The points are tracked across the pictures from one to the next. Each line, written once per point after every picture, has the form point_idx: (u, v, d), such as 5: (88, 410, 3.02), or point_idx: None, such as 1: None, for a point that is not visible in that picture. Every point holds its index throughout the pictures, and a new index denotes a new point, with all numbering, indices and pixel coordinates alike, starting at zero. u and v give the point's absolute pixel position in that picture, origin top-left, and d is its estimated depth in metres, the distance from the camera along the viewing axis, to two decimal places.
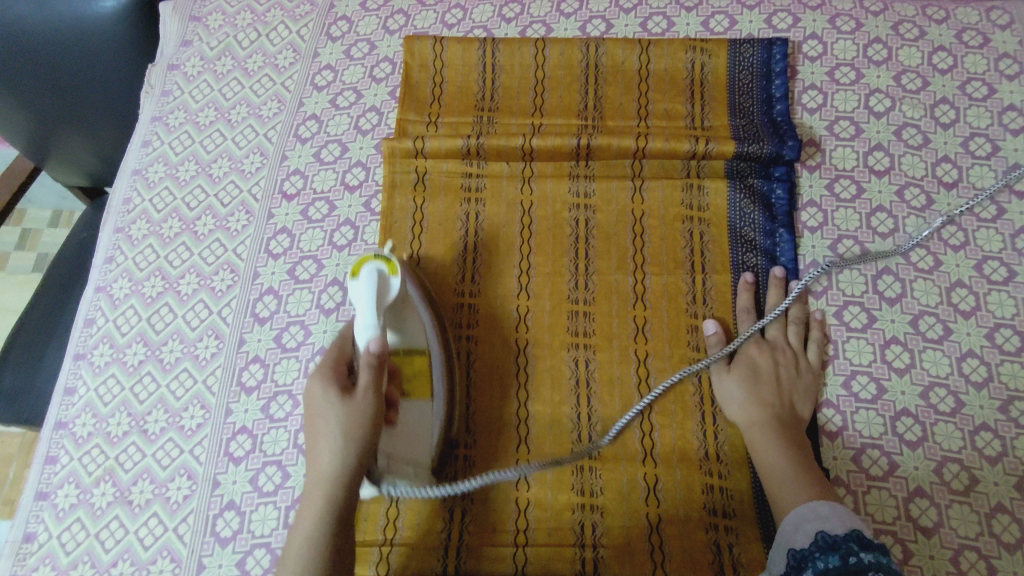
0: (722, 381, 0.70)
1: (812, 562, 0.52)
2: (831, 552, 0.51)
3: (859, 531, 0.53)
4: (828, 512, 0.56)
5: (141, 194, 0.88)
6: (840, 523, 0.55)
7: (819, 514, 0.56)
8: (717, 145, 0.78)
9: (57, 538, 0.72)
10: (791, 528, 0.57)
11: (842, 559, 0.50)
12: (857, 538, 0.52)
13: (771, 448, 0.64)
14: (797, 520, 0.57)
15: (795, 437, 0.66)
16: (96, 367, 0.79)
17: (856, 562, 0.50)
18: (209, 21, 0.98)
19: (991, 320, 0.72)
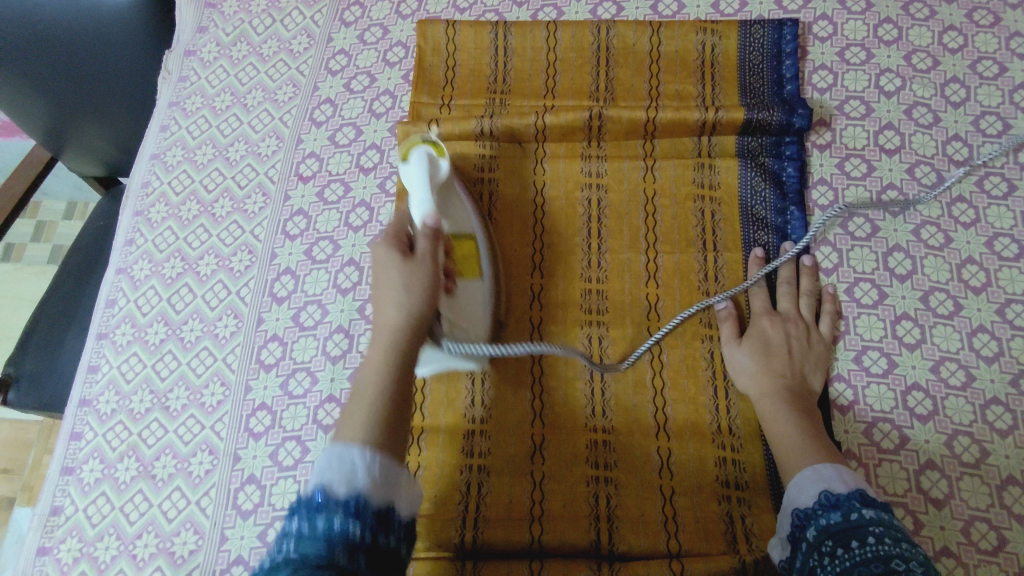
0: (733, 351, 0.71)
1: (815, 519, 0.55)
2: (833, 510, 0.54)
3: (862, 488, 0.56)
4: (830, 474, 0.57)
5: (160, 177, 0.90)
6: (843, 483, 0.56)
7: (822, 475, 0.57)
8: (727, 113, 0.78)
9: (83, 511, 0.73)
10: (795, 490, 0.58)
11: (843, 516, 0.53)
12: (859, 496, 0.54)
13: (781, 418, 0.65)
14: (801, 480, 0.58)
15: (805, 407, 0.66)
16: (118, 346, 0.81)
17: (857, 519, 0.52)
18: (224, 8, 1.00)
19: (1003, 296, 0.73)
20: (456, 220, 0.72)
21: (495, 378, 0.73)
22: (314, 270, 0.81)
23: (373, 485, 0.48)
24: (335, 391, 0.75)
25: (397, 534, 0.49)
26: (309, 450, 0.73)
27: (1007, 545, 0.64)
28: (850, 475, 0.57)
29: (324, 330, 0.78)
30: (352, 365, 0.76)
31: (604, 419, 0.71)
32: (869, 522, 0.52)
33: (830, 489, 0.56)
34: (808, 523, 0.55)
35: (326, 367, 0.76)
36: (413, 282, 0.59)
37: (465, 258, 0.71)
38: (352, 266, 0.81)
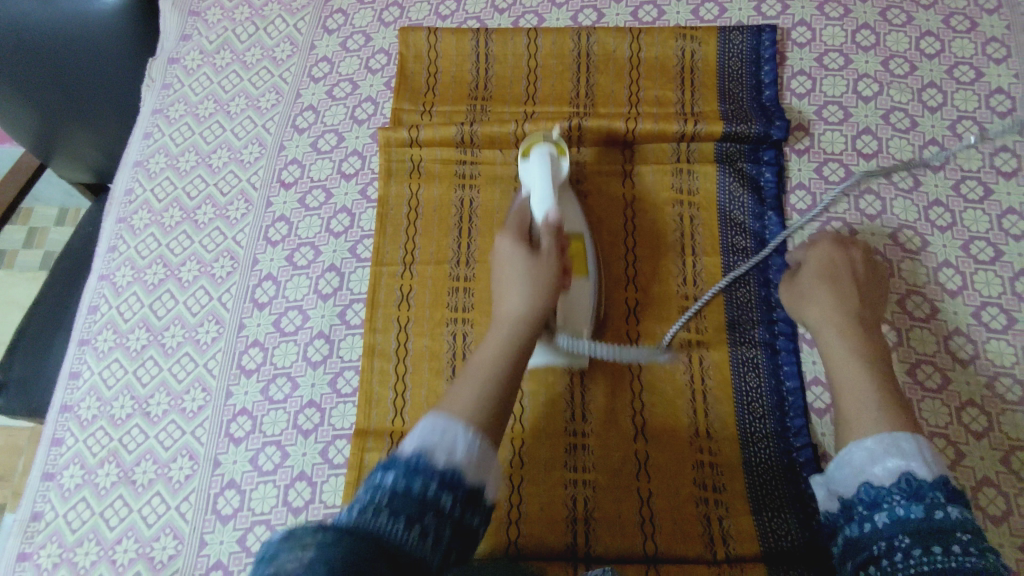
0: (804, 303, 0.69)
1: (891, 503, 0.54)
2: (915, 502, 0.53)
3: (936, 471, 0.55)
4: (913, 454, 0.55)
5: (143, 184, 0.90)
6: (926, 466, 0.55)
7: (904, 452, 0.56)
8: (706, 127, 0.80)
9: (63, 517, 0.74)
10: (865, 458, 0.57)
11: (926, 512, 0.53)
12: (938, 483, 0.54)
13: (846, 364, 0.63)
14: (880, 453, 0.56)
15: (875, 342, 0.65)
16: (100, 352, 0.81)
17: (949, 518, 0.52)
18: (208, 16, 1.00)
19: (978, 299, 0.73)
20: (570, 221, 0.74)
21: None
22: (296, 275, 0.81)
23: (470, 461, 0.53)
24: (315, 396, 0.76)
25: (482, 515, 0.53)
26: (289, 454, 0.73)
27: None
28: (926, 453, 0.56)
29: (304, 336, 0.78)
30: (332, 371, 0.77)
31: (583, 423, 0.71)
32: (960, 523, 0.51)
33: (914, 474, 0.54)
34: (879, 505, 0.55)
35: (307, 372, 0.77)
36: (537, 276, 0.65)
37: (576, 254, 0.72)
38: (333, 271, 0.81)
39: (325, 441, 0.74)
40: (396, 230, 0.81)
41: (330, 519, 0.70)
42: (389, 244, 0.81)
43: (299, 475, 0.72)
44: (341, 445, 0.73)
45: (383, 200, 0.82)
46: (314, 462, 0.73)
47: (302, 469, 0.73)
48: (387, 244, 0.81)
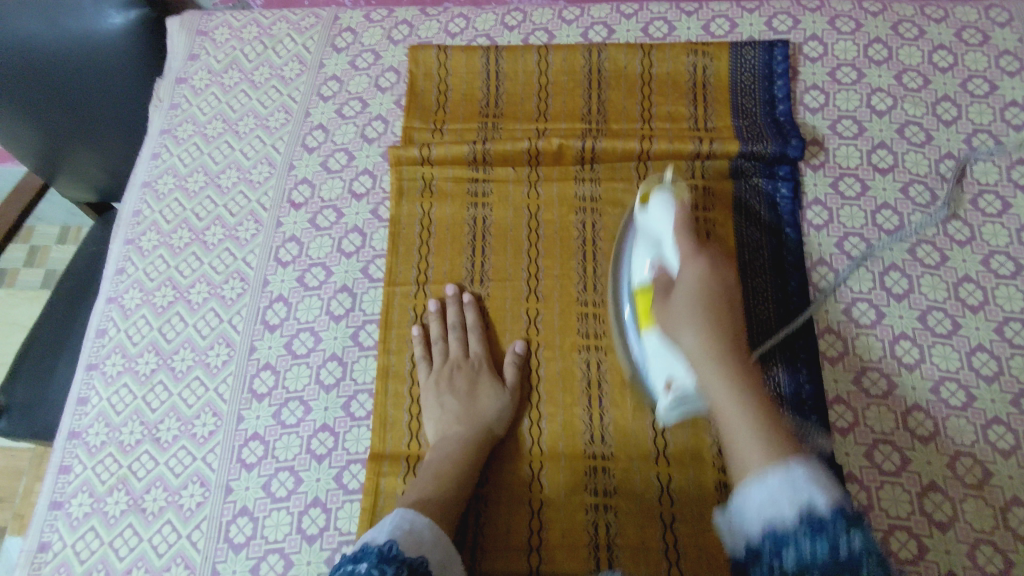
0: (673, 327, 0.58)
1: (795, 542, 0.43)
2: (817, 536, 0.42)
3: (844, 502, 0.44)
4: (805, 483, 0.45)
5: (151, 205, 0.89)
6: (822, 491, 0.44)
7: (796, 485, 0.45)
8: (722, 146, 0.79)
9: (72, 547, 0.72)
10: (764, 496, 0.46)
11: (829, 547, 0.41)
12: (846, 517, 0.43)
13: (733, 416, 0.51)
14: (779, 489, 0.45)
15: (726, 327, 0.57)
16: (109, 377, 0.80)
17: (845, 552, 0.41)
18: (216, 36, 0.99)
19: (1000, 315, 0.72)
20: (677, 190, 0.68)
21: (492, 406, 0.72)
22: (307, 297, 0.80)
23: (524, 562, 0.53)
24: (329, 419, 0.74)
25: None
26: (303, 480, 0.72)
27: (1014, 569, 0.63)
28: (825, 483, 0.45)
29: (317, 358, 0.77)
30: (346, 394, 0.75)
31: (603, 445, 0.70)
32: (859, 559, 0.41)
33: (811, 503, 0.44)
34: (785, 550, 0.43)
35: (320, 396, 0.75)
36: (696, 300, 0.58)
37: None
38: (345, 292, 0.80)
39: (340, 466, 0.72)
40: (409, 250, 0.80)
41: (346, 547, 0.69)
42: (401, 265, 0.80)
43: (313, 501, 0.71)
44: (355, 469, 0.72)
45: (395, 219, 0.82)
46: (328, 488, 0.71)
47: (317, 496, 0.71)
48: (400, 264, 0.80)
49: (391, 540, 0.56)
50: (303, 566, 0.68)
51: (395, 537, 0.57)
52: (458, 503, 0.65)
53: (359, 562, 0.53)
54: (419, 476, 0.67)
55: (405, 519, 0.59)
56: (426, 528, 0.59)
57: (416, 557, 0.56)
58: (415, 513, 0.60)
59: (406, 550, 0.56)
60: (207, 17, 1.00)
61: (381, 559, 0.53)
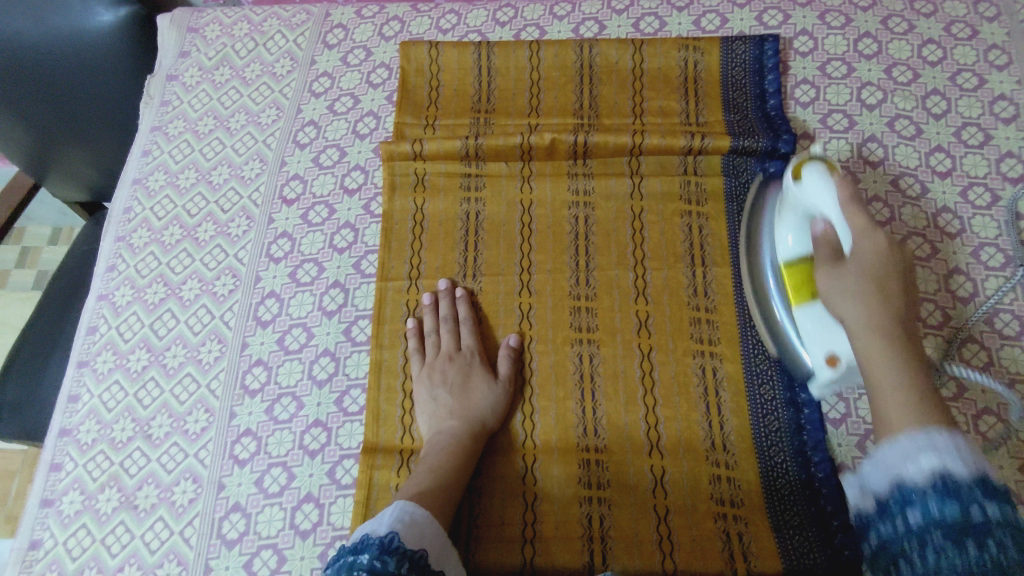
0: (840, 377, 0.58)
1: (920, 500, 0.42)
2: (948, 500, 0.41)
3: (985, 471, 0.42)
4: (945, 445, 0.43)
5: (142, 203, 0.89)
6: (960, 458, 0.42)
7: (937, 447, 0.43)
8: (713, 141, 0.79)
9: (63, 544, 0.71)
10: (897, 456, 0.45)
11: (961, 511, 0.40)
12: (983, 484, 0.41)
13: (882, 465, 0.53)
14: (913, 449, 0.44)
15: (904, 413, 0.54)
16: (100, 374, 0.79)
17: (977, 518, 0.40)
18: (207, 32, 0.99)
19: (990, 306, 0.73)
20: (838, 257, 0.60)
21: (550, 392, 0.73)
22: (299, 292, 0.80)
23: None
24: (322, 415, 0.74)
25: None
26: (295, 476, 0.72)
27: None
28: (970, 450, 0.43)
29: (309, 354, 0.77)
30: (338, 389, 0.75)
31: (596, 438, 0.70)
32: (990, 527, 0.39)
33: (947, 470, 0.42)
34: (906, 504, 0.42)
35: (312, 392, 0.75)
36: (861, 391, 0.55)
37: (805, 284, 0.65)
38: (337, 288, 0.80)
39: (333, 461, 0.72)
40: (402, 245, 0.80)
41: (340, 542, 0.68)
42: (394, 260, 0.80)
43: (306, 497, 0.71)
44: (348, 465, 0.72)
45: (388, 214, 0.82)
46: (321, 483, 0.71)
47: (309, 492, 0.71)
48: (392, 259, 0.80)
49: (392, 532, 0.56)
50: (296, 562, 0.68)
51: (396, 529, 0.57)
52: (454, 496, 0.65)
53: (361, 553, 0.53)
54: (417, 469, 0.67)
55: (406, 510, 0.58)
56: (420, 515, 0.59)
57: (416, 549, 0.56)
58: (413, 505, 0.60)
59: (406, 542, 0.56)
60: (199, 14, 1.00)
61: (381, 551, 0.53)
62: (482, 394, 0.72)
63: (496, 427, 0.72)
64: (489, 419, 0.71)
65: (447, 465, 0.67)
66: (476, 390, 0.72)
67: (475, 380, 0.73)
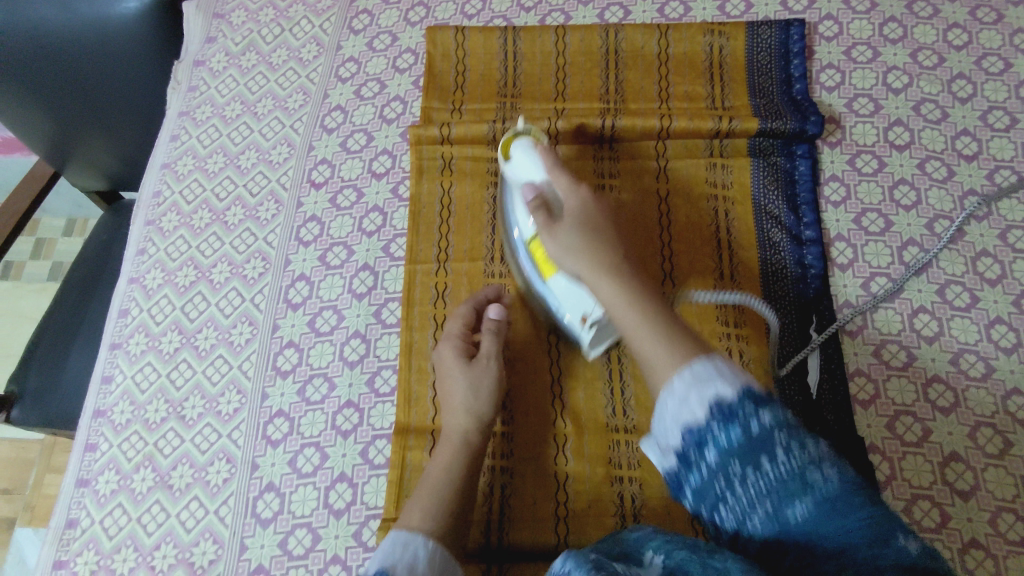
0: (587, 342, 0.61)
1: (711, 436, 0.48)
2: (727, 423, 0.47)
3: (748, 383, 0.49)
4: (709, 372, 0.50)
5: (171, 187, 0.89)
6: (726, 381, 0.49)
7: (700, 379, 0.50)
8: (741, 123, 0.79)
9: (100, 523, 0.72)
10: (676, 404, 0.51)
11: (741, 430, 0.47)
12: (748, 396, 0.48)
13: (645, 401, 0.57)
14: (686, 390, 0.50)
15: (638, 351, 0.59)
16: (132, 356, 0.80)
17: (756, 431, 0.46)
18: (232, 18, 1.00)
19: (1018, 288, 0.73)
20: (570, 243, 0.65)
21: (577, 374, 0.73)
22: (329, 275, 0.81)
23: None
24: (353, 396, 0.75)
25: None
26: (328, 456, 0.72)
27: None
28: (731, 373, 0.50)
29: (340, 335, 0.78)
30: (370, 370, 0.76)
31: (626, 418, 0.71)
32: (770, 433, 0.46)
33: (719, 395, 0.48)
34: (704, 444, 0.49)
35: (343, 373, 0.76)
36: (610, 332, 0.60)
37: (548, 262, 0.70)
38: (367, 271, 0.81)
39: (365, 442, 0.73)
40: (430, 229, 0.81)
41: (374, 521, 0.69)
42: (422, 243, 0.80)
43: (339, 476, 0.72)
44: (381, 444, 0.73)
45: (416, 198, 0.82)
46: (354, 463, 0.72)
47: (343, 471, 0.72)
48: (421, 243, 0.80)
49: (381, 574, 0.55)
50: (331, 540, 0.69)
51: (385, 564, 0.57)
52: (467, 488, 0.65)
53: None
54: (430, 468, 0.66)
55: (400, 541, 0.60)
56: (422, 549, 0.59)
57: None
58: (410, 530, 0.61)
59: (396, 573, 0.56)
60: None
61: None
62: (456, 378, 0.70)
63: (484, 413, 0.69)
64: (472, 406, 0.69)
65: (438, 462, 0.66)
66: (453, 373, 0.71)
67: (452, 364, 0.71)
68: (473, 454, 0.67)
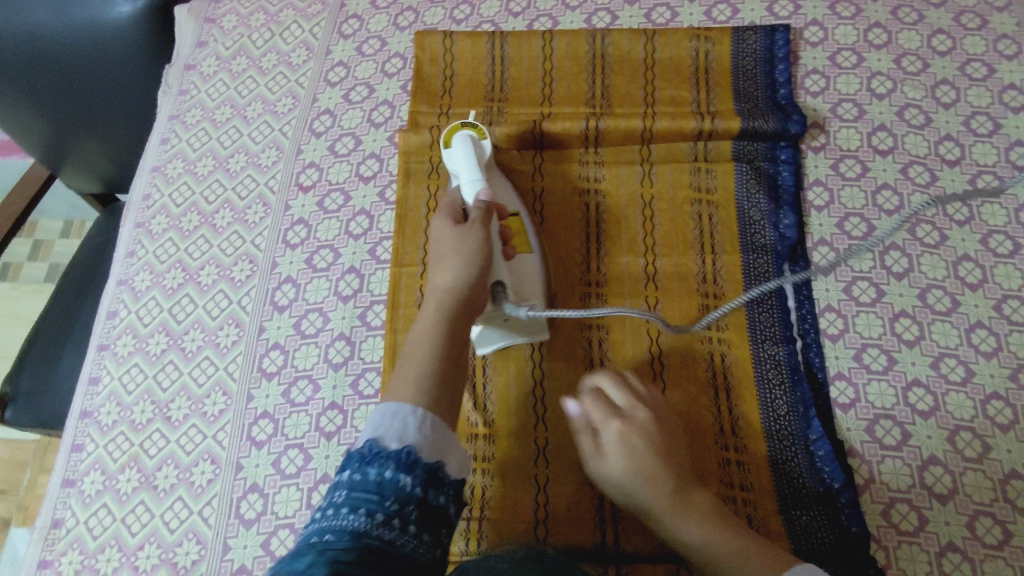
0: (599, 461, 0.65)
1: None
2: None
3: None
4: None
5: (161, 190, 0.90)
6: None
7: None
8: (723, 123, 0.81)
9: (85, 523, 0.73)
10: None
11: None
12: None
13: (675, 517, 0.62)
14: None
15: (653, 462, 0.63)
16: (120, 357, 0.81)
17: None
18: (224, 22, 1.01)
19: (999, 292, 0.73)
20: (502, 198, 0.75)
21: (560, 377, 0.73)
22: (315, 278, 0.81)
23: (425, 440, 0.53)
24: (337, 398, 0.75)
25: (447, 492, 0.53)
26: (312, 457, 0.73)
27: (1012, 540, 0.64)
28: None
29: (325, 338, 0.78)
30: (354, 372, 0.76)
31: None
32: None
33: None
34: None
35: (328, 375, 0.77)
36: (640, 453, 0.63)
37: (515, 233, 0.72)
38: (353, 274, 0.81)
39: (348, 443, 0.73)
40: (417, 232, 0.81)
41: None
42: (408, 245, 0.80)
43: (322, 477, 0.72)
44: None
45: (402, 201, 0.82)
46: (337, 465, 0.72)
47: (325, 472, 0.72)
48: (406, 245, 0.80)
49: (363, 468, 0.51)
50: None
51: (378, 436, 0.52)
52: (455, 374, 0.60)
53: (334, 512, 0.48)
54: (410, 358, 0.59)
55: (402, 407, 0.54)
56: (413, 416, 0.54)
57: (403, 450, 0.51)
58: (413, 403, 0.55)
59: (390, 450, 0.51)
60: (214, 5, 1.02)
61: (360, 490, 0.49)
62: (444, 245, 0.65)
63: (473, 277, 0.63)
64: (462, 266, 0.63)
65: (418, 342, 0.61)
66: (444, 241, 0.66)
67: (441, 226, 0.67)
68: (459, 314, 0.62)
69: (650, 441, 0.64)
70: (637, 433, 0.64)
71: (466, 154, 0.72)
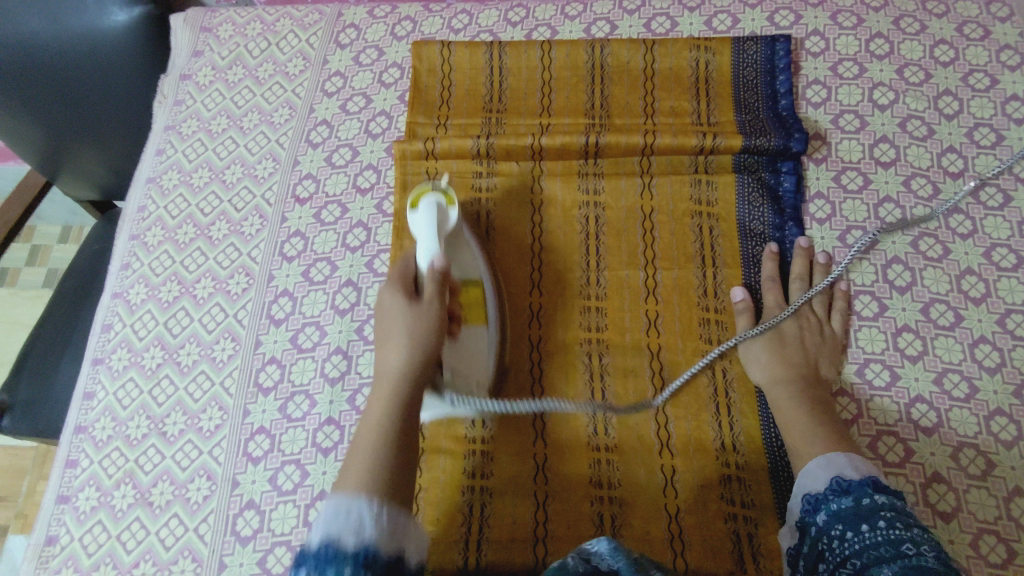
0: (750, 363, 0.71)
1: (826, 503, 0.56)
2: (843, 495, 0.55)
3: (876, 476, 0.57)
4: (841, 461, 0.58)
5: (156, 201, 0.90)
6: (854, 468, 0.58)
7: (834, 461, 0.59)
8: (725, 140, 0.79)
9: (79, 540, 0.72)
10: (806, 476, 0.60)
11: (854, 500, 0.54)
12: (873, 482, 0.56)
13: (786, 409, 0.66)
14: (826, 464, 0.59)
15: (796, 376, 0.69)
16: (115, 371, 0.80)
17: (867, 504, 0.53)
18: (220, 32, 0.99)
19: (1003, 307, 0.73)
20: (464, 267, 0.73)
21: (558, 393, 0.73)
22: (312, 291, 0.81)
23: (382, 535, 0.49)
24: (334, 413, 0.75)
25: None
26: (309, 473, 0.72)
27: (1017, 559, 0.63)
28: (857, 463, 0.58)
29: (322, 352, 0.78)
30: (350, 387, 0.76)
31: (606, 437, 0.71)
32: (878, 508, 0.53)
33: (842, 472, 0.57)
34: (818, 508, 0.56)
35: (324, 390, 0.76)
36: (782, 360, 0.70)
37: (470, 304, 0.71)
38: (350, 287, 0.80)
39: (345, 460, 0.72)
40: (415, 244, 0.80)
41: None
42: None
43: (319, 494, 0.71)
44: None
45: (400, 214, 0.82)
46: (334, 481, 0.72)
47: (322, 489, 0.71)
48: None
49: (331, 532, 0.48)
50: None
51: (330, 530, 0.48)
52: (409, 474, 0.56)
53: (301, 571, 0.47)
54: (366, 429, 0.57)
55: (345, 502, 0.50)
56: (369, 512, 0.50)
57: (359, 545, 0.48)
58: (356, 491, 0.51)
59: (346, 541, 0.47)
60: (211, 14, 1.00)
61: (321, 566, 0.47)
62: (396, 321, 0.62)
63: (418, 359, 0.61)
64: (409, 347, 0.61)
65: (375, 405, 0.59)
66: (395, 317, 0.63)
67: (392, 303, 0.64)
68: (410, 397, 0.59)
69: (789, 360, 0.70)
70: (780, 349, 0.70)
71: (429, 221, 0.69)
